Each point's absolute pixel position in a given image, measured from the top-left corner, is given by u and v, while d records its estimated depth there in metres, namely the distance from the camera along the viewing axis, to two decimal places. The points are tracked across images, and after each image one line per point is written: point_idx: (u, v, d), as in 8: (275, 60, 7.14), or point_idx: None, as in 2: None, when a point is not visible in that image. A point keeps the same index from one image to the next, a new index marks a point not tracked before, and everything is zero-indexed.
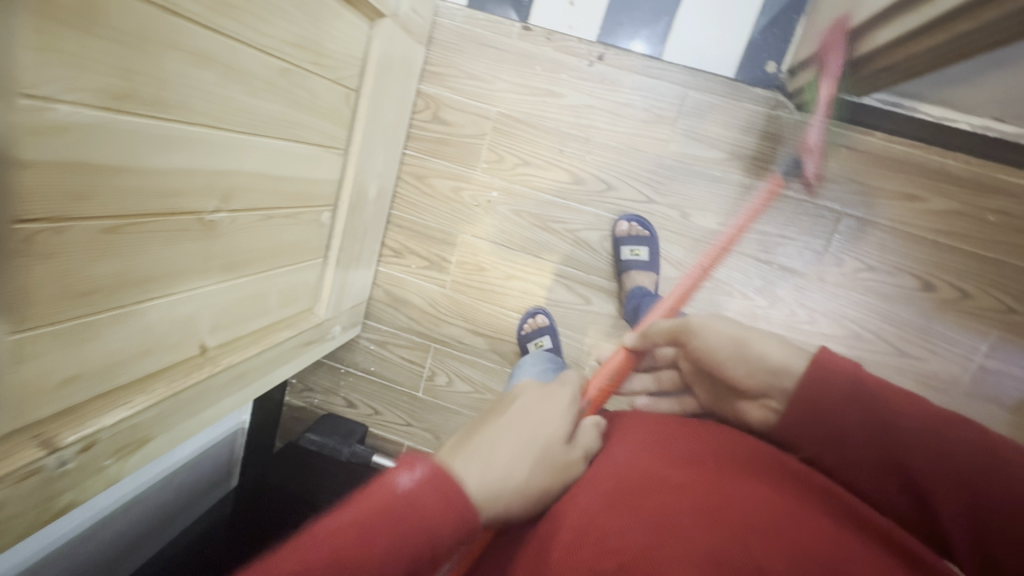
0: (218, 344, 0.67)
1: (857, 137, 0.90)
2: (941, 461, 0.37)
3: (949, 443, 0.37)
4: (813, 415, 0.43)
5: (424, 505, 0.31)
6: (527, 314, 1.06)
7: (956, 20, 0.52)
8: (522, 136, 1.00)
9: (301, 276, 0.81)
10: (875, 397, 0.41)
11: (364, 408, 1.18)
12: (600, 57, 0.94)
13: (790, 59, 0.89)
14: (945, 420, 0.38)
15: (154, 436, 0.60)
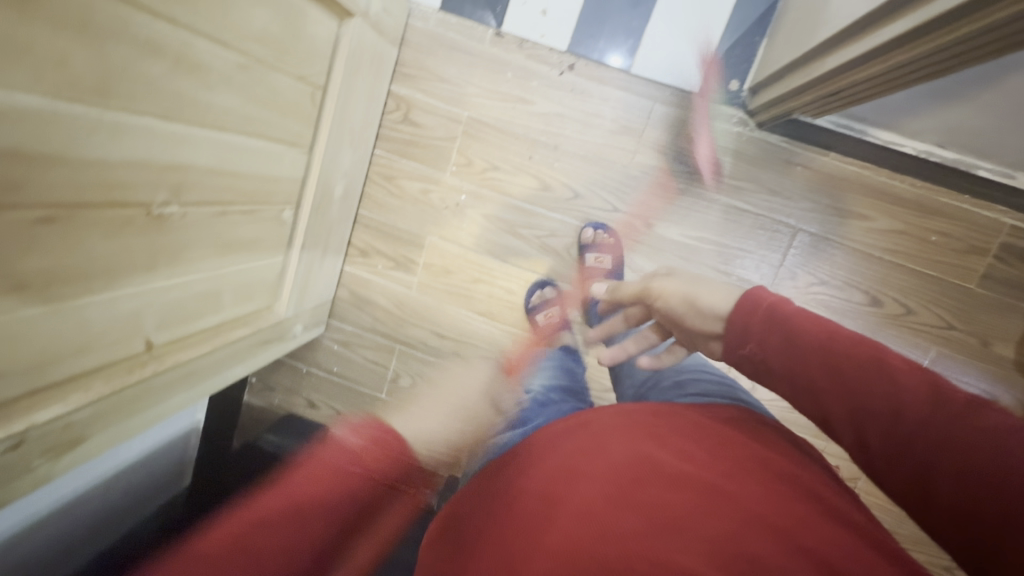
0: (164, 341, 0.65)
1: (813, 157, 0.93)
2: (892, 395, 0.38)
3: (901, 384, 0.39)
4: (785, 348, 0.45)
5: None
6: (537, 285, 1.04)
7: (895, 51, 0.55)
8: (492, 141, 1.00)
9: (260, 274, 0.80)
10: (835, 343, 0.43)
11: (326, 409, 1.16)
12: (570, 67, 0.95)
13: (752, 79, 0.92)
14: (904, 365, 0.40)
15: (89, 436, 0.58)
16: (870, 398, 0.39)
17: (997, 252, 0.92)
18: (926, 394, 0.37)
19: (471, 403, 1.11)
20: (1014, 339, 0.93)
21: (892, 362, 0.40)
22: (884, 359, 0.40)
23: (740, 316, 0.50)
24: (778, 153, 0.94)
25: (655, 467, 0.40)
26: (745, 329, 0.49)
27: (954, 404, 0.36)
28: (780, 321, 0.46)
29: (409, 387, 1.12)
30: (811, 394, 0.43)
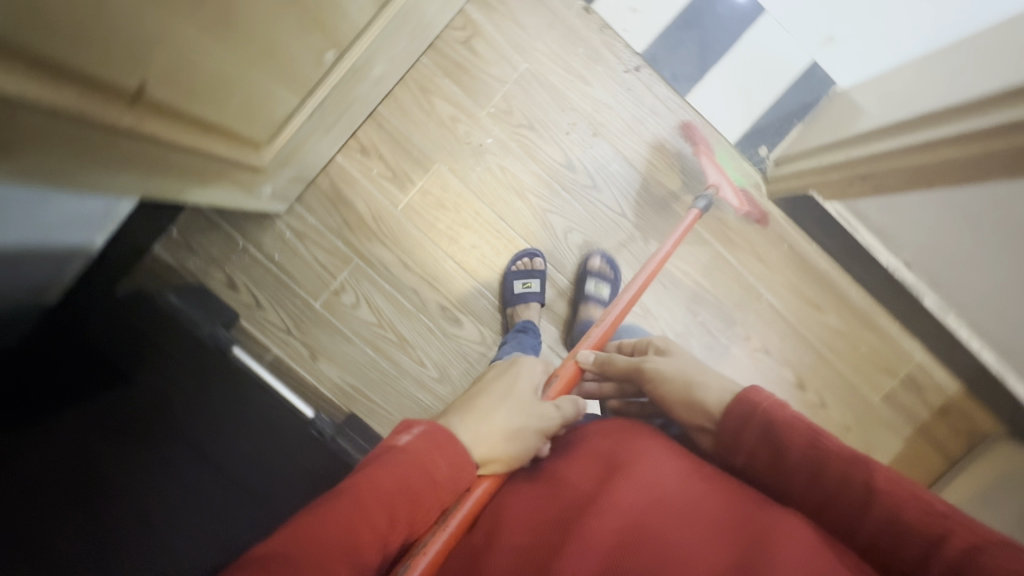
0: (154, 101, 0.52)
1: (798, 240, 1.03)
2: (894, 523, 0.41)
3: (904, 512, 0.41)
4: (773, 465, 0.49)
5: (419, 453, 0.46)
6: (523, 253, 1.02)
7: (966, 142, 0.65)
8: (538, 101, 1.00)
9: (273, 102, 0.71)
10: (822, 473, 0.45)
11: (245, 296, 1.04)
12: (636, 69, 0.99)
13: (779, 151, 1.00)
14: (898, 502, 0.42)
15: (20, 157, 0.43)
16: (863, 528, 0.43)
17: (903, 379, 1.05)
18: (918, 535, 0.40)
19: (408, 344, 1.05)
20: (892, 457, 1.06)
21: (888, 494, 0.42)
22: (876, 499, 0.42)
23: (727, 424, 0.52)
24: (773, 224, 1.03)
25: (678, 498, 0.46)
26: (737, 440, 0.51)
27: (947, 548, 0.38)
28: (773, 439, 0.48)
29: (351, 305, 1.05)
30: (806, 508, 0.47)
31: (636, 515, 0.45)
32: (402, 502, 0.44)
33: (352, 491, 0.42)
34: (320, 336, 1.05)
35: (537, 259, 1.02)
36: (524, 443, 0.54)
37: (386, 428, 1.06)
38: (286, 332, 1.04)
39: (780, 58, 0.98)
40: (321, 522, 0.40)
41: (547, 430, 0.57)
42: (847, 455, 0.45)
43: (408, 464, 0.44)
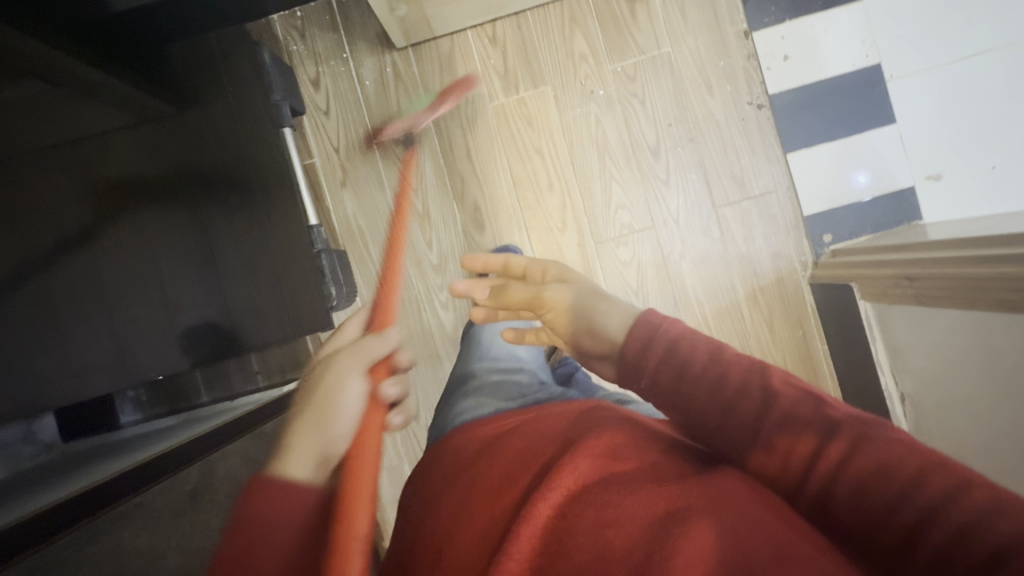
0: None
1: (813, 334, 1.03)
2: (790, 460, 0.38)
3: (799, 431, 0.38)
4: (672, 392, 0.45)
5: (290, 491, 0.45)
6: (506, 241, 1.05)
7: (1005, 264, 0.64)
8: (661, 84, 1.04)
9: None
10: (724, 386, 0.42)
11: (320, 99, 1.07)
12: (758, 105, 1.03)
13: (841, 246, 1.01)
14: (797, 407, 0.39)
15: None
16: (762, 446, 0.39)
17: None
18: (813, 443, 0.37)
19: (426, 221, 1.07)
20: None
21: (787, 406, 0.39)
22: (772, 407, 0.39)
23: (631, 342, 0.49)
24: (800, 307, 1.03)
25: (613, 472, 0.44)
26: (638, 366, 0.47)
27: (835, 444, 0.36)
28: (675, 358, 0.45)
29: (402, 159, 1.07)
30: (710, 432, 0.43)
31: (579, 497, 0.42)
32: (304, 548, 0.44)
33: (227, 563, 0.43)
34: (358, 170, 1.07)
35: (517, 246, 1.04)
36: (366, 388, 0.55)
37: (365, 281, 1.07)
38: (333, 149, 1.07)
39: (885, 169, 1.01)
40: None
41: (386, 347, 0.57)
42: (744, 382, 0.41)
43: (281, 497, 0.45)
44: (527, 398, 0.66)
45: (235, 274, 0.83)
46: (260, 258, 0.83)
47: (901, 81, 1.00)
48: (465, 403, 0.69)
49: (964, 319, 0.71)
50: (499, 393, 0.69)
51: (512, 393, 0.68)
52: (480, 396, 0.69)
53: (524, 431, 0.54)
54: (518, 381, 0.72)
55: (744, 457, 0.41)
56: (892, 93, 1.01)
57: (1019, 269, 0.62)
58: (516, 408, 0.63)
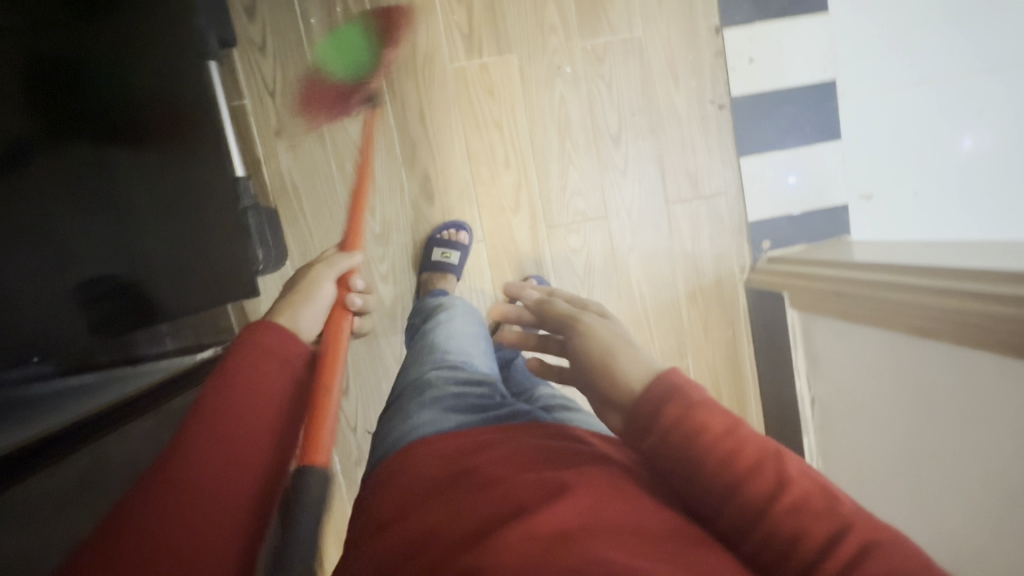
0: None
1: (742, 335, 1.08)
2: (790, 545, 0.38)
3: (809, 528, 0.38)
4: (680, 447, 0.45)
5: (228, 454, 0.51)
6: (450, 224, 1.00)
7: (922, 295, 0.69)
8: (629, 70, 1.01)
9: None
10: (736, 462, 0.43)
11: (255, 33, 0.94)
12: (720, 106, 1.03)
13: (777, 253, 1.06)
14: (808, 499, 0.40)
15: None
16: (763, 531, 0.40)
17: None
18: (814, 535, 0.38)
19: (371, 186, 0.99)
20: None
21: (800, 495, 0.40)
22: (784, 492, 0.40)
23: (649, 396, 0.50)
24: (733, 309, 1.07)
25: (607, 503, 0.43)
26: (649, 428, 0.49)
27: (843, 544, 0.36)
28: (689, 422, 0.46)
29: (348, 114, 0.97)
30: (707, 501, 0.44)
31: (574, 526, 0.40)
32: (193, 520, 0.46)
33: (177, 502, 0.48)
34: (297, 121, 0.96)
35: (462, 233, 0.99)
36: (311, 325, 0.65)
37: (297, 245, 0.98)
38: (268, 92, 0.95)
39: (824, 184, 1.06)
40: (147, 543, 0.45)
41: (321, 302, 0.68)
42: (757, 461, 0.43)
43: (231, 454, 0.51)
44: (489, 413, 0.62)
45: (145, 223, 0.71)
46: (177, 210, 0.72)
47: (851, 99, 1.04)
48: (420, 416, 0.63)
49: (886, 334, 0.77)
50: (460, 405, 0.63)
51: (468, 407, 0.63)
52: (437, 409, 0.63)
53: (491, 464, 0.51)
54: (480, 395, 0.67)
55: (747, 537, 0.41)
56: (842, 110, 1.04)
57: (941, 300, 0.66)
58: (479, 428, 0.59)
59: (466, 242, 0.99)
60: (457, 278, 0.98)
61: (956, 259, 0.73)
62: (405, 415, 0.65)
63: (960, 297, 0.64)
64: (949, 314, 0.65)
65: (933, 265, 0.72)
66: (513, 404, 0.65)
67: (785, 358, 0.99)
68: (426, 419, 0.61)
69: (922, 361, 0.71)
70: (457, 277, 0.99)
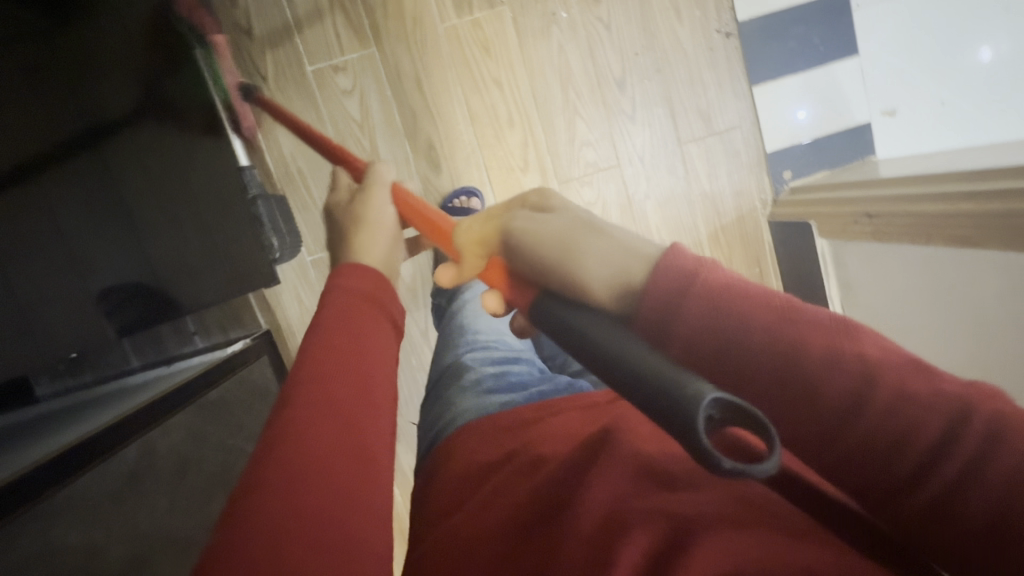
0: None
1: (770, 271, 1.05)
2: (892, 455, 0.25)
3: (914, 410, 0.25)
4: (718, 337, 0.30)
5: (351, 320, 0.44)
6: (460, 192, 0.97)
7: (965, 201, 0.66)
8: (628, 7, 0.96)
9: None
10: (799, 360, 0.28)
11: (239, 16, 0.91)
12: (727, 34, 0.98)
13: (800, 183, 1.02)
14: (909, 383, 0.26)
15: None
16: (848, 439, 0.26)
17: None
18: (934, 427, 0.24)
19: (377, 162, 0.97)
20: None
21: (894, 382, 0.26)
22: (875, 392, 0.26)
23: (656, 287, 0.32)
24: (758, 245, 1.04)
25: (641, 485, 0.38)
26: (668, 335, 0.31)
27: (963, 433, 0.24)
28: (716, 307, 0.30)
29: (343, 90, 0.94)
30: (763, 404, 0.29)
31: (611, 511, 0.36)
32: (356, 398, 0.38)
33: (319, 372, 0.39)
34: (293, 102, 0.94)
35: (473, 199, 0.96)
36: None
37: (311, 230, 0.97)
38: (260, 76, 0.93)
39: (844, 104, 1.01)
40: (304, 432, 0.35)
41: None
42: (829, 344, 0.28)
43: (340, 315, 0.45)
44: (531, 391, 0.58)
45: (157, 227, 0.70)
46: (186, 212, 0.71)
47: (866, 10, 0.98)
48: (464, 402, 0.59)
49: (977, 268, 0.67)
50: (502, 383, 0.60)
51: (510, 386, 0.59)
52: (479, 391, 0.59)
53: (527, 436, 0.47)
54: (518, 371, 0.63)
55: (822, 450, 0.27)
56: (857, 23, 0.98)
57: (981, 207, 0.64)
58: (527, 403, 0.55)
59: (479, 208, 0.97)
60: None
61: (995, 161, 0.69)
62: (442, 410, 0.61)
63: (1002, 199, 0.61)
64: (994, 218, 0.62)
65: (972, 171, 0.68)
66: (555, 379, 0.62)
67: (816, 289, 0.97)
68: (462, 408, 0.57)
69: (961, 273, 0.68)
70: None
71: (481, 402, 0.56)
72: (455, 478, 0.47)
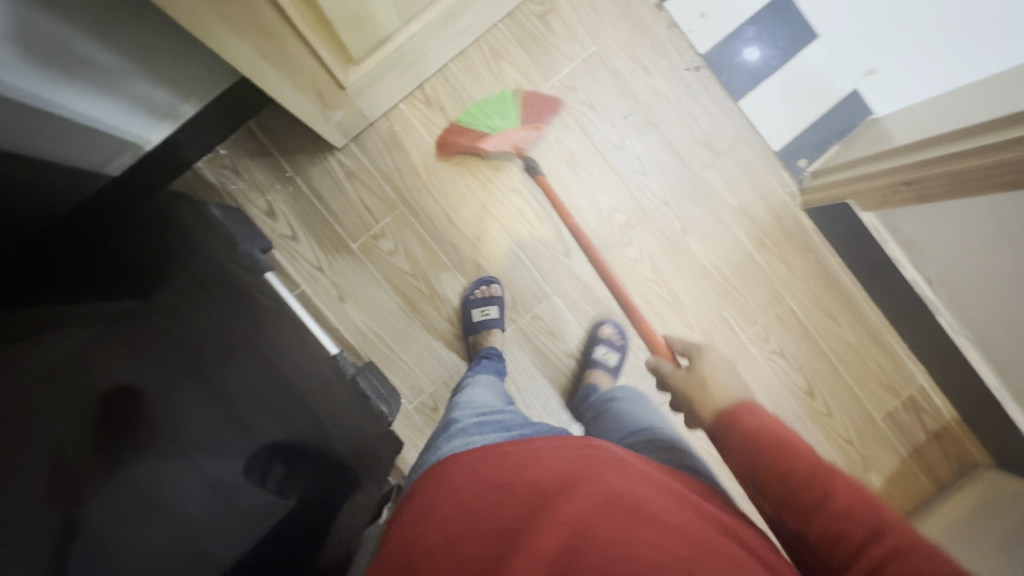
0: None
1: (824, 252, 1.08)
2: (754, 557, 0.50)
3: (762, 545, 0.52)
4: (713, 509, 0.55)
5: (532, 456, 0.61)
6: (480, 281, 1.04)
7: (1001, 150, 0.69)
8: (602, 81, 1.05)
9: (377, 16, 0.74)
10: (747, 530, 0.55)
11: (282, 226, 1.02)
12: (696, 68, 1.06)
13: (817, 165, 1.06)
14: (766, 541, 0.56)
15: None
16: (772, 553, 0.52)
17: (904, 400, 1.10)
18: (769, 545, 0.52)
19: (439, 299, 1.05)
20: (886, 473, 1.12)
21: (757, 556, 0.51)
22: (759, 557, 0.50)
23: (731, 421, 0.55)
24: (803, 235, 1.08)
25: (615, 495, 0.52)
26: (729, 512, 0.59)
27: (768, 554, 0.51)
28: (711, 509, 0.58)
29: (387, 251, 1.03)
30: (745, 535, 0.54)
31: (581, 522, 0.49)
32: (468, 499, 0.55)
33: (472, 485, 0.57)
34: (351, 279, 1.03)
35: (494, 286, 1.04)
36: None
37: (405, 381, 1.04)
38: (316, 269, 1.02)
39: (825, 82, 1.06)
40: (436, 477, 0.61)
41: None
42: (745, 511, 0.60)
43: (518, 454, 0.62)
44: (512, 432, 0.71)
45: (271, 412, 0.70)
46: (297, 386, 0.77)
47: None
48: (448, 444, 0.69)
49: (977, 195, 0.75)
50: (485, 428, 0.72)
51: (495, 426, 0.73)
52: (464, 434, 0.70)
53: (544, 480, 0.55)
54: (501, 419, 0.76)
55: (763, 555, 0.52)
56: (805, 12, 1.05)
57: (1016, 153, 0.67)
58: (506, 441, 0.68)
59: (500, 293, 1.03)
60: (503, 329, 1.02)
61: (995, 102, 0.74)
62: (439, 443, 0.71)
63: None
64: None
65: (975, 121, 0.73)
66: (534, 426, 0.74)
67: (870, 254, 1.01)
68: (458, 441, 0.69)
69: None
70: (503, 328, 1.03)
71: (472, 436, 0.69)
72: (468, 458, 0.63)
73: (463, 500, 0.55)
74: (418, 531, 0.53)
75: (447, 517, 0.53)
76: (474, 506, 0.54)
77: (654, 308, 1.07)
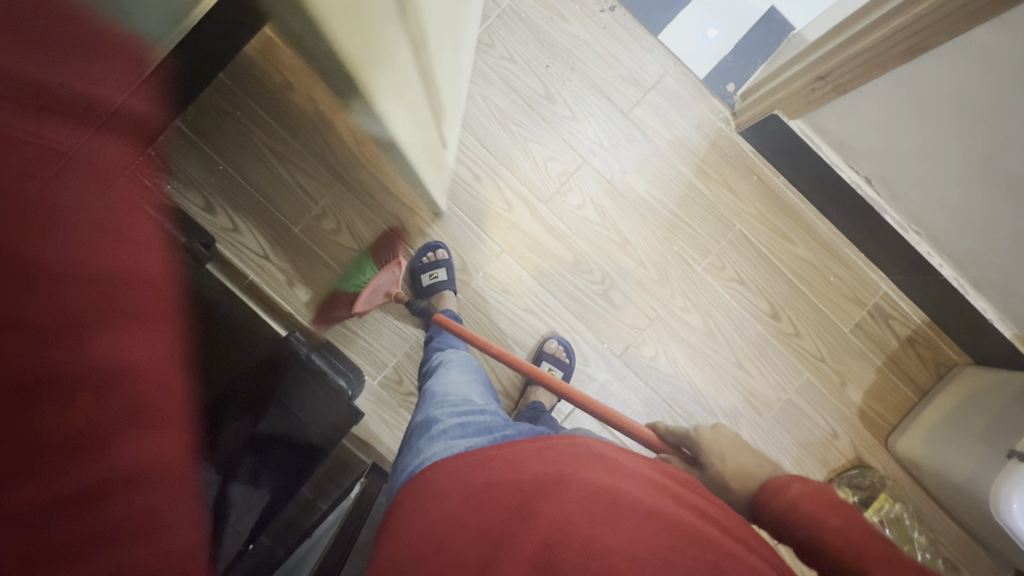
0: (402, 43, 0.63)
1: (766, 172, 1.07)
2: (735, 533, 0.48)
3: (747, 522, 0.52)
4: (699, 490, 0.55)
5: (513, 453, 0.59)
6: (426, 247, 1.04)
7: (894, 16, 0.71)
8: (519, 35, 1.05)
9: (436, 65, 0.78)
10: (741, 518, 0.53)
11: (222, 220, 1.02)
12: (611, 9, 1.06)
13: (745, 87, 1.06)
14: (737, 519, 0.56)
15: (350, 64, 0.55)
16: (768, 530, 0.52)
17: (870, 309, 1.09)
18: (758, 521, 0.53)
19: None
20: (863, 386, 1.10)
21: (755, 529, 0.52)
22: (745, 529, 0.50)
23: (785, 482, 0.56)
24: (743, 158, 1.07)
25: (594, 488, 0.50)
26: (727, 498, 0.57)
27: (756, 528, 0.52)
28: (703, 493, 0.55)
29: (331, 232, 1.04)
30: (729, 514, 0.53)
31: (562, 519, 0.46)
32: (446, 507, 0.52)
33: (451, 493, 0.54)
34: (298, 264, 1.03)
35: (440, 250, 1.04)
36: None
37: (366, 359, 1.04)
38: (262, 258, 1.02)
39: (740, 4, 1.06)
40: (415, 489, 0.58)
41: None
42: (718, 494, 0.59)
43: (497, 455, 0.59)
44: (495, 435, 0.66)
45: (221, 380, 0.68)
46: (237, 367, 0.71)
47: None
48: (430, 451, 0.65)
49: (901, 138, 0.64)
50: (467, 430, 0.67)
51: (473, 427, 0.68)
52: (444, 439, 0.66)
53: (522, 480, 0.52)
54: (482, 420, 0.70)
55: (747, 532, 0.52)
56: None
57: (910, 15, 0.69)
58: (489, 444, 0.63)
59: (447, 256, 1.03)
60: (454, 291, 1.02)
61: None
62: (421, 448, 0.67)
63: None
64: (923, 19, 0.68)
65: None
66: (519, 426, 0.70)
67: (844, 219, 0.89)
68: (439, 448, 0.64)
69: (935, 75, 0.73)
70: (454, 291, 1.02)
71: (454, 445, 0.63)
72: (447, 466, 0.60)
73: (440, 510, 0.52)
74: (396, 545, 0.50)
75: (424, 527, 0.50)
76: (452, 512, 0.51)
77: (604, 252, 1.07)
